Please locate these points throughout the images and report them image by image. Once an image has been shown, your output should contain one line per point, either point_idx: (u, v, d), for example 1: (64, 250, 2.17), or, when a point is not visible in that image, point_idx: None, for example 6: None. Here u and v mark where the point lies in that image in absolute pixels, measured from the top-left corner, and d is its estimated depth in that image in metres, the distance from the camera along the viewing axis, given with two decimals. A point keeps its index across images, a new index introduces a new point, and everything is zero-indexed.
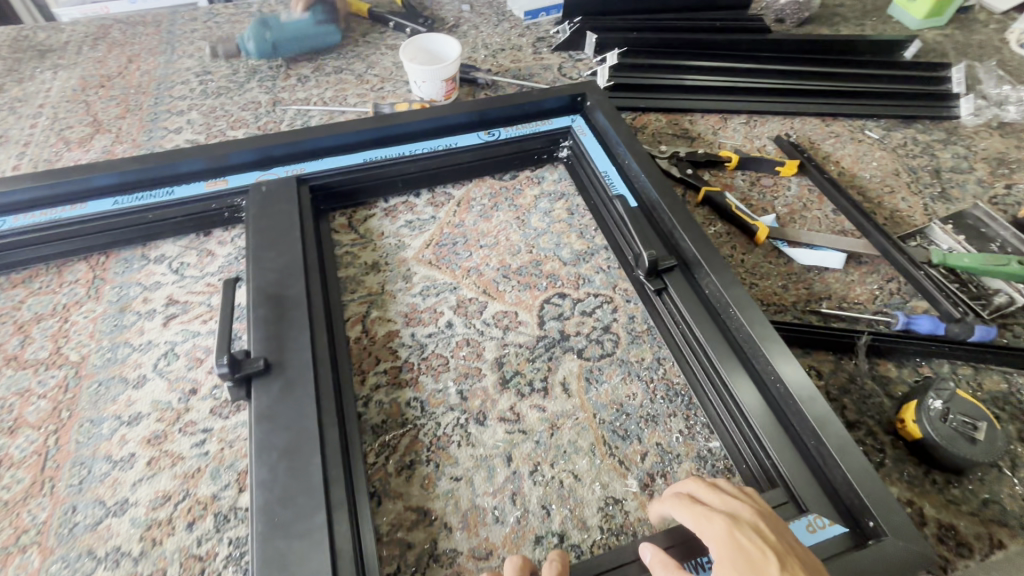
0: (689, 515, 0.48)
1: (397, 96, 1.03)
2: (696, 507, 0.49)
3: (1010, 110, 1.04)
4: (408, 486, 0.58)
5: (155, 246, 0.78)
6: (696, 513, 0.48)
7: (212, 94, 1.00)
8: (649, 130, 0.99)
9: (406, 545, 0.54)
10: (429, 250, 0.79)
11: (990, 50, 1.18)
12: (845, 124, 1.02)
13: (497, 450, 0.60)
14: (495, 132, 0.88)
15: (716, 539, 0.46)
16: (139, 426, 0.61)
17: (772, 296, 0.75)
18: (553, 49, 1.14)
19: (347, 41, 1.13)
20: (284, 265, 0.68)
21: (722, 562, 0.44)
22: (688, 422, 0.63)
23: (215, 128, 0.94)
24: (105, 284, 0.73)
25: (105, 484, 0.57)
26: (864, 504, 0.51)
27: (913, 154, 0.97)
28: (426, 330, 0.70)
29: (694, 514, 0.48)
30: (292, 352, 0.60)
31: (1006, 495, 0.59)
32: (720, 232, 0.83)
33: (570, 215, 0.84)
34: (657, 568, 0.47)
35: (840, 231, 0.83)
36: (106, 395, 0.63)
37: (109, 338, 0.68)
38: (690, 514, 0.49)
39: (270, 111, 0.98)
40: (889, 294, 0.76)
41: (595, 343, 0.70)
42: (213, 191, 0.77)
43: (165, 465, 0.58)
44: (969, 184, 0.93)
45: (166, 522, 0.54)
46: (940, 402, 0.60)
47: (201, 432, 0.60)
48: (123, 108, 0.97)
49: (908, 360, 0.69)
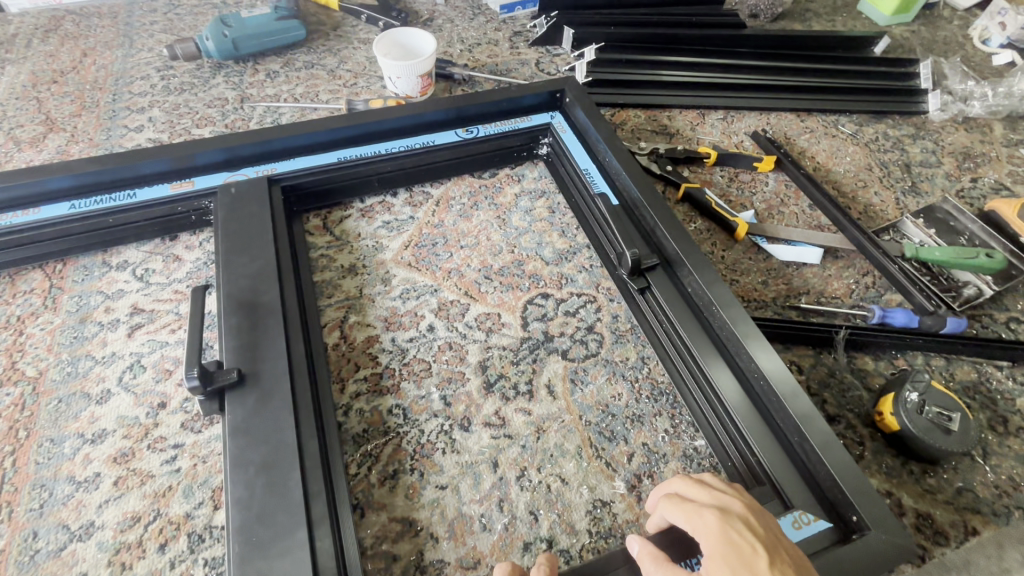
0: (681, 514, 0.48)
1: (371, 92, 1.00)
2: (686, 506, 0.48)
3: (975, 105, 1.07)
4: (392, 496, 0.56)
5: (117, 252, 0.74)
6: (687, 511, 0.48)
7: (174, 89, 0.96)
8: (628, 126, 0.98)
9: (391, 557, 0.53)
10: (408, 251, 0.77)
11: (954, 46, 1.21)
12: (819, 119, 1.04)
13: (483, 456, 0.59)
14: (474, 129, 0.86)
15: (706, 531, 0.45)
16: (104, 444, 0.57)
17: (752, 292, 0.76)
18: (530, 43, 1.12)
19: (317, 35, 1.10)
20: (256, 270, 0.65)
21: (714, 555, 0.43)
22: (673, 421, 0.63)
23: (179, 126, 0.90)
24: (62, 293, 0.69)
25: (68, 507, 0.54)
26: (847, 499, 0.51)
27: (884, 149, 0.99)
28: (407, 335, 0.68)
29: (686, 512, 0.48)
30: (267, 362, 0.58)
31: (979, 483, 0.61)
32: (700, 229, 0.83)
33: (551, 214, 0.83)
34: (646, 561, 0.47)
35: (817, 226, 0.84)
36: (67, 412, 0.60)
37: (69, 351, 0.64)
38: (681, 514, 0.48)
39: (237, 108, 0.94)
40: (864, 288, 0.77)
41: (579, 343, 0.69)
42: (178, 193, 0.73)
43: (133, 484, 0.55)
44: (937, 178, 0.95)
45: (136, 545, 0.52)
46: (917, 395, 0.61)
47: (172, 448, 0.58)
48: (79, 105, 0.92)
49: (884, 353, 0.71)
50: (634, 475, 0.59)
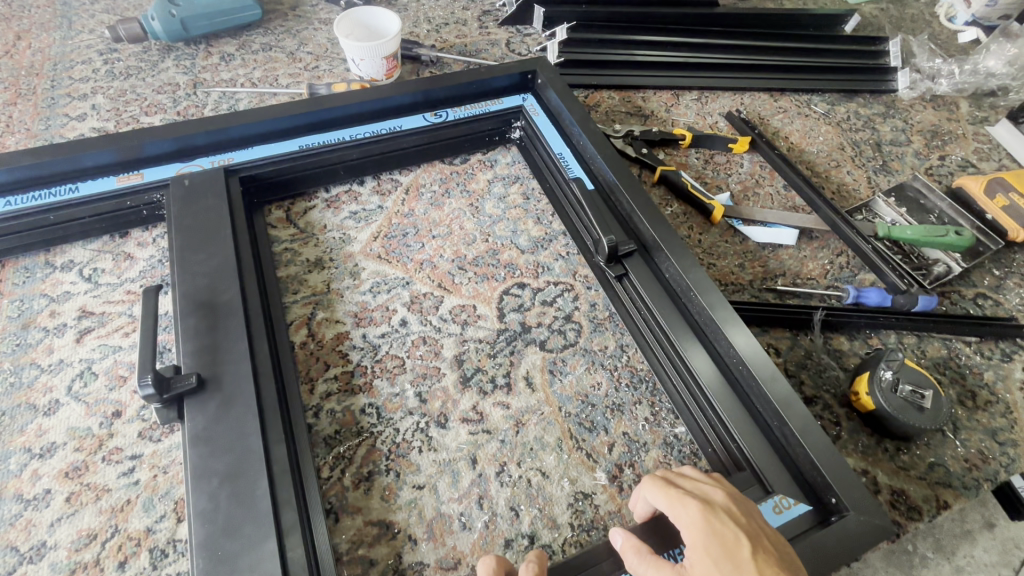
0: (664, 499, 0.47)
1: (334, 75, 0.95)
2: (670, 492, 0.47)
3: (942, 83, 1.08)
4: (368, 499, 0.54)
5: (62, 251, 0.68)
6: (670, 497, 0.47)
7: (119, 74, 0.89)
8: (602, 108, 0.96)
9: (368, 562, 0.51)
10: (377, 243, 0.74)
11: (921, 24, 1.22)
12: (792, 99, 1.03)
13: (461, 452, 0.58)
14: (443, 113, 0.83)
15: (688, 521, 0.44)
16: (54, 459, 0.54)
17: (729, 276, 0.75)
18: (499, 23, 1.08)
19: (274, 14, 1.03)
20: (215, 267, 0.61)
21: (696, 544, 0.43)
22: (653, 409, 0.62)
23: (126, 114, 0.84)
24: (2, 297, 0.64)
25: (17, 528, 0.50)
26: (826, 481, 0.51)
27: (855, 128, 0.99)
28: (379, 330, 0.66)
29: (669, 498, 0.47)
30: (228, 366, 0.54)
31: (950, 457, 0.62)
32: (677, 213, 0.82)
33: (525, 200, 0.80)
34: (628, 553, 0.46)
35: (792, 207, 0.84)
36: (11, 426, 0.55)
37: (11, 360, 0.59)
38: (664, 498, 0.47)
39: (190, 94, 0.88)
40: (839, 268, 0.77)
41: (557, 333, 0.68)
42: (126, 187, 0.68)
43: (88, 500, 0.52)
44: (907, 157, 0.96)
45: (93, 564, 0.49)
46: (891, 373, 0.61)
47: (129, 459, 0.54)
48: (13, 93, 0.85)
49: (858, 333, 0.71)
50: (616, 465, 0.58)
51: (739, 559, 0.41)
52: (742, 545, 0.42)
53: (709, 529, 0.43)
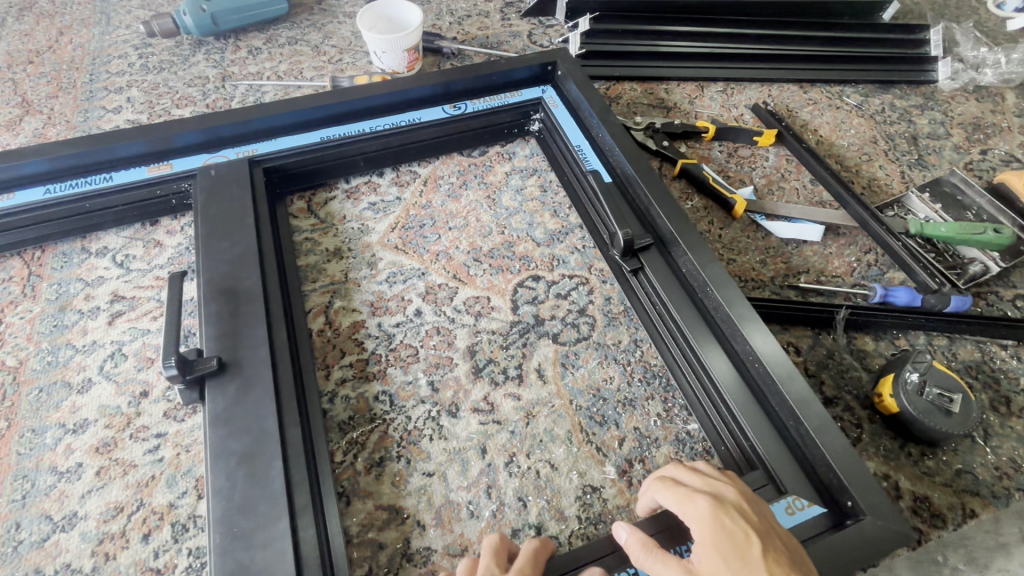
0: (673, 498, 0.47)
1: (357, 68, 0.96)
2: (677, 490, 0.47)
3: (986, 73, 1.03)
4: (379, 484, 0.55)
5: (97, 238, 0.72)
6: (678, 494, 0.47)
7: (153, 68, 0.92)
8: (624, 100, 0.94)
9: (378, 545, 0.52)
10: (395, 234, 0.75)
11: (967, 11, 1.16)
12: (823, 90, 1.00)
13: (471, 442, 0.58)
14: (462, 105, 0.83)
15: (696, 516, 0.44)
16: (86, 434, 0.57)
17: (749, 272, 0.74)
18: (521, 15, 1.08)
19: (300, 9, 1.05)
20: (237, 255, 0.63)
21: (705, 541, 0.42)
22: (666, 405, 0.62)
23: (159, 107, 0.87)
24: (41, 280, 0.67)
25: (51, 498, 0.53)
26: (842, 484, 0.50)
27: (890, 121, 0.95)
28: (394, 319, 0.67)
29: (677, 496, 0.47)
30: (247, 351, 0.56)
31: (979, 464, 0.60)
32: (698, 207, 0.80)
33: (543, 193, 0.80)
34: (634, 547, 0.45)
35: (818, 203, 0.81)
36: (48, 402, 0.58)
37: (49, 340, 0.63)
38: (672, 496, 0.47)
39: (219, 87, 0.91)
40: (867, 266, 0.75)
41: (571, 326, 0.67)
42: (156, 176, 0.71)
43: (116, 474, 0.54)
44: (945, 151, 0.91)
45: (120, 535, 0.51)
46: (917, 375, 0.59)
47: (155, 437, 0.57)
48: (55, 86, 0.89)
49: (885, 333, 0.69)
50: (626, 460, 0.58)
51: (747, 553, 0.41)
52: (752, 539, 0.42)
53: (719, 524, 0.43)
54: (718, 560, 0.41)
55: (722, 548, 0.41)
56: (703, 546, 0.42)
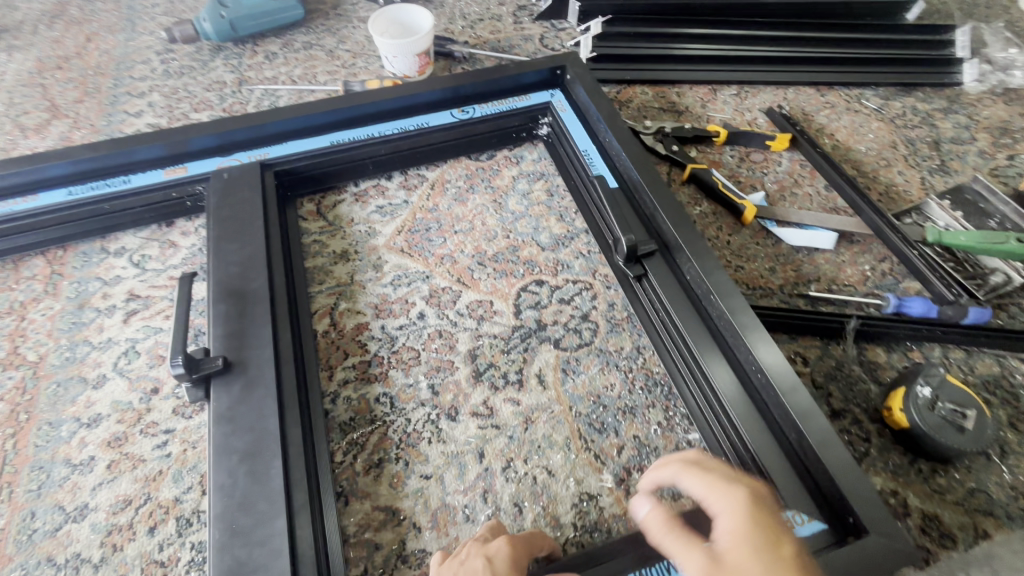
0: (702, 484, 0.38)
1: (370, 72, 0.97)
2: (708, 477, 0.39)
3: (1016, 75, 0.99)
4: (377, 485, 0.56)
5: (116, 238, 0.74)
6: (709, 481, 0.38)
7: (174, 73, 0.95)
8: (635, 104, 0.93)
9: (374, 545, 0.53)
10: (401, 237, 0.76)
11: (998, 10, 1.12)
12: (841, 93, 0.97)
13: (469, 446, 0.58)
14: (470, 109, 0.84)
15: (733, 508, 0.35)
16: (99, 428, 0.59)
17: (758, 280, 0.72)
18: (534, 18, 1.08)
19: (316, 14, 1.07)
20: (246, 257, 0.64)
21: (740, 539, 0.34)
22: (667, 413, 0.61)
23: (178, 111, 0.90)
24: (63, 279, 0.70)
25: (64, 489, 0.55)
26: (844, 501, 0.48)
27: (911, 125, 0.93)
28: (397, 322, 0.67)
29: (706, 483, 0.38)
30: (252, 351, 0.57)
31: (994, 483, 0.57)
32: (707, 212, 0.79)
33: (549, 197, 0.80)
34: (651, 526, 0.38)
35: (832, 209, 0.79)
36: (64, 396, 0.61)
37: (68, 337, 0.65)
38: (701, 481, 0.39)
39: (236, 91, 0.93)
40: (881, 275, 0.73)
41: (573, 332, 0.67)
42: (172, 179, 0.73)
43: (125, 468, 0.56)
44: (969, 156, 0.88)
45: (127, 527, 0.53)
46: (929, 390, 0.58)
47: (163, 433, 0.58)
48: (82, 91, 0.92)
49: (898, 345, 0.66)
50: (624, 468, 0.57)
51: (782, 560, 0.33)
52: (788, 546, 0.34)
53: (757, 517, 0.35)
54: (750, 554, 0.33)
55: (754, 542, 0.33)
56: (734, 536, 0.34)
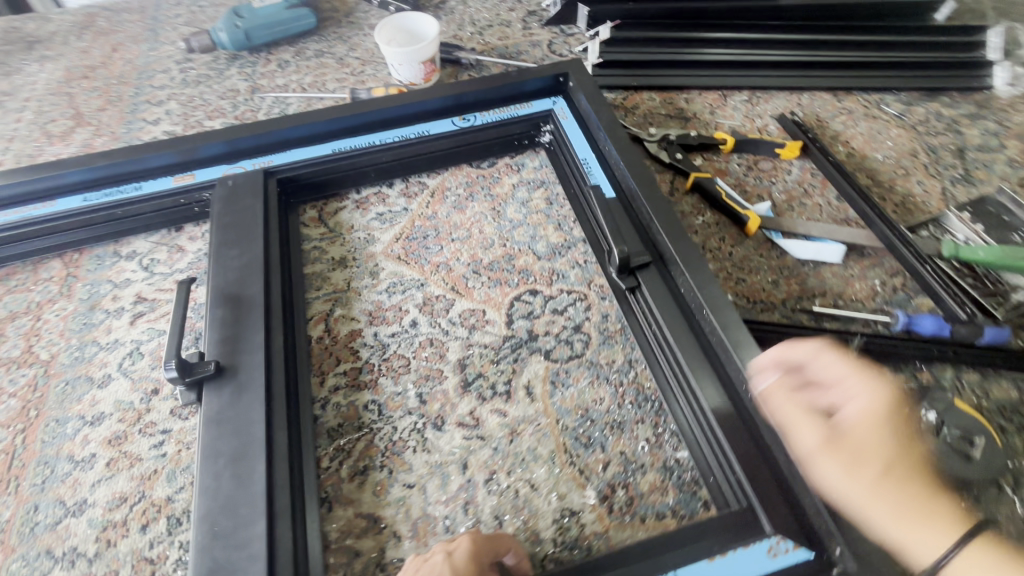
0: (852, 371, 0.49)
1: (378, 79, 0.98)
2: (860, 367, 0.49)
3: None
4: (360, 492, 0.57)
5: (127, 243, 0.77)
6: (862, 371, 0.49)
7: (191, 82, 0.99)
8: (641, 110, 0.92)
9: (354, 553, 0.53)
10: (398, 244, 0.76)
11: None
12: (859, 98, 0.94)
13: (453, 456, 0.58)
14: (471, 118, 0.84)
15: (881, 401, 0.48)
16: (101, 427, 0.61)
17: (760, 293, 0.70)
18: (543, 24, 1.07)
19: (329, 22, 1.09)
20: (244, 263, 0.66)
21: (882, 423, 0.47)
22: (656, 430, 0.59)
23: (193, 118, 0.93)
24: (77, 281, 0.73)
25: (66, 484, 0.57)
26: (831, 531, 0.46)
27: (934, 132, 0.88)
28: (390, 329, 0.68)
29: (855, 371, 0.49)
30: (244, 356, 0.59)
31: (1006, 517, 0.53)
32: (709, 222, 0.77)
33: (548, 205, 0.80)
34: (783, 390, 0.50)
35: (843, 220, 0.76)
36: (72, 394, 0.64)
37: (78, 337, 0.68)
38: (852, 369, 0.49)
39: (248, 99, 0.96)
40: (892, 291, 0.69)
41: (564, 343, 0.66)
42: (180, 186, 0.76)
43: (123, 466, 0.58)
44: (997, 165, 0.83)
45: (121, 523, 0.55)
46: (934, 415, 0.55)
47: (160, 433, 0.60)
48: (105, 100, 0.96)
49: (907, 365, 0.63)
50: (608, 485, 0.57)
51: (902, 433, 0.47)
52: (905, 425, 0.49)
53: (893, 409, 0.47)
54: (879, 431, 0.46)
55: (881, 428, 0.47)
56: (861, 422, 0.47)
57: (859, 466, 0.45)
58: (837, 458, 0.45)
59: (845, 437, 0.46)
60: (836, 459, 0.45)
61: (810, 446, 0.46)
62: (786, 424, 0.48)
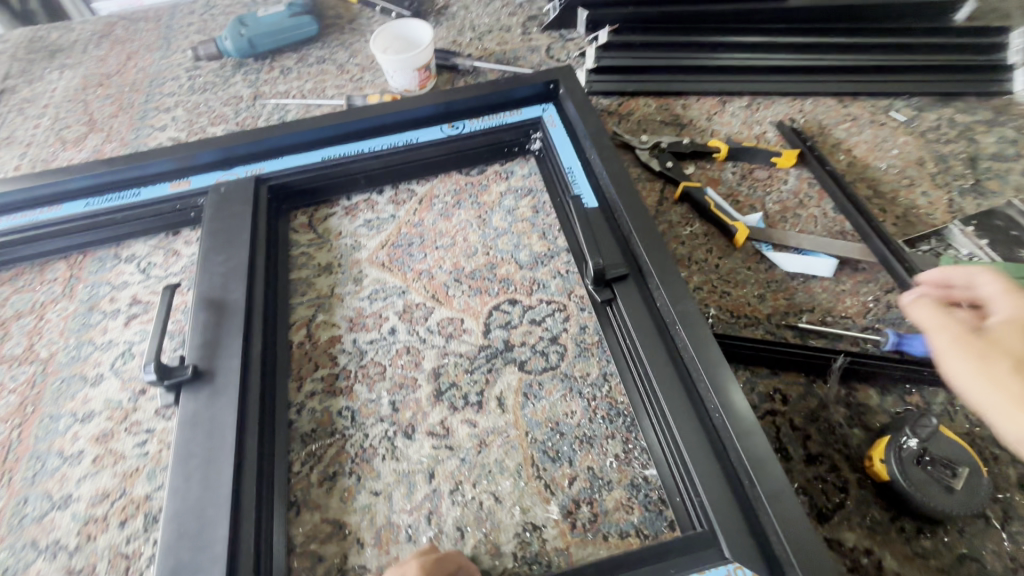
0: (1001, 286, 0.47)
1: (376, 86, 1.00)
2: (1010, 285, 0.47)
3: None
4: (328, 497, 0.58)
5: (128, 246, 0.81)
6: (1009, 287, 0.47)
7: (198, 89, 1.02)
8: (636, 117, 0.90)
9: (317, 558, 0.54)
10: (383, 251, 0.77)
11: None
12: (866, 104, 0.90)
13: (420, 466, 0.59)
14: (460, 125, 0.84)
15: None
16: (91, 424, 0.64)
17: (744, 307, 0.68)
18: (542, 28, 1.07)
19: (332, 28, 1.11)
20: (229, 269, 0.68)
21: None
22: (626, 446, 0.59)
23: (197, 125, 0.96)
24: (79, 282, 0.77)
25: (54, 479, 0.60)
26: (790, 560, 0.45)
27: (945, 139, 0.84)
28: (368, 336, 0.69)
29: (1006, 286, 0.47)
30: (221, 360, 0.61)
31: (989, 552, 0.51)
32: (697, 233, 0.75)
33: (534, 214, 0.79)
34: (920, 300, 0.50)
35: (839, 233, 0.73)
36: (66, 392, 0.67)
37: (76, 337, 0.71)
38: (1000, 284, 0.47)
39: (250, 106, 0.98)
40: (886, 308, 0.67)
41: (540, 354, 0.66)
42: (176, 192, 0.79)
43: (108, 463, 0.61)
44: (1012, 175, 0.79)
45: (101, 519, 0.57)
46: (916, 442, 0.52)
47: (144, 432, 0.63)
48: (117, 107, 1.00)
49: (894, 387, 0.61)
50: (573, 501, 0.56)
51: None
52: None
53: None
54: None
55: None
56: (1008, 325, 0.44)
57: (988, 358, 0.42)
58: (952, 347, 0.44)
59: (981, 334, 0.44)
60: (967, 351, 0.43)
61: (941, 343, 0.45)
62: (923, 328, 0.48)
